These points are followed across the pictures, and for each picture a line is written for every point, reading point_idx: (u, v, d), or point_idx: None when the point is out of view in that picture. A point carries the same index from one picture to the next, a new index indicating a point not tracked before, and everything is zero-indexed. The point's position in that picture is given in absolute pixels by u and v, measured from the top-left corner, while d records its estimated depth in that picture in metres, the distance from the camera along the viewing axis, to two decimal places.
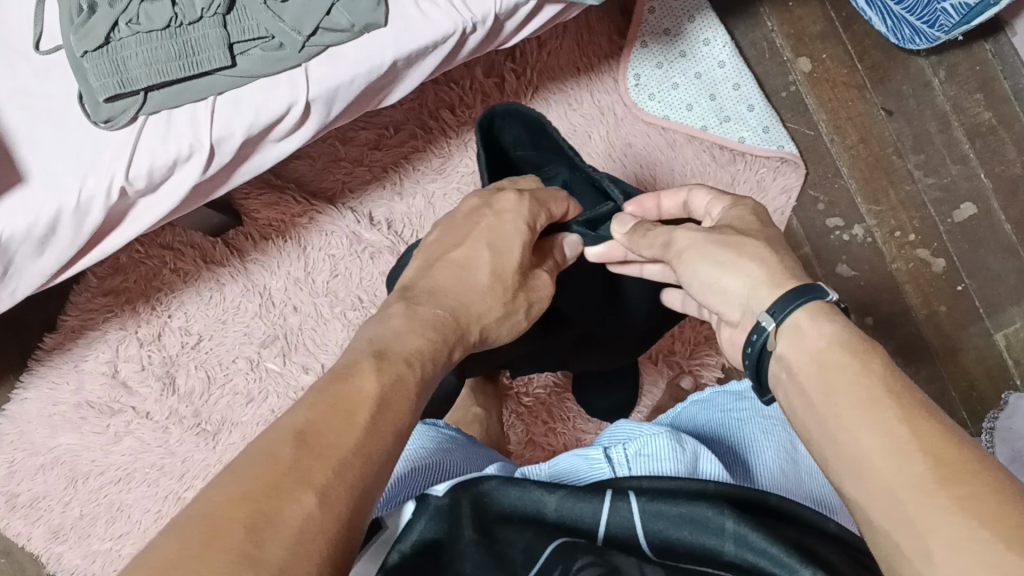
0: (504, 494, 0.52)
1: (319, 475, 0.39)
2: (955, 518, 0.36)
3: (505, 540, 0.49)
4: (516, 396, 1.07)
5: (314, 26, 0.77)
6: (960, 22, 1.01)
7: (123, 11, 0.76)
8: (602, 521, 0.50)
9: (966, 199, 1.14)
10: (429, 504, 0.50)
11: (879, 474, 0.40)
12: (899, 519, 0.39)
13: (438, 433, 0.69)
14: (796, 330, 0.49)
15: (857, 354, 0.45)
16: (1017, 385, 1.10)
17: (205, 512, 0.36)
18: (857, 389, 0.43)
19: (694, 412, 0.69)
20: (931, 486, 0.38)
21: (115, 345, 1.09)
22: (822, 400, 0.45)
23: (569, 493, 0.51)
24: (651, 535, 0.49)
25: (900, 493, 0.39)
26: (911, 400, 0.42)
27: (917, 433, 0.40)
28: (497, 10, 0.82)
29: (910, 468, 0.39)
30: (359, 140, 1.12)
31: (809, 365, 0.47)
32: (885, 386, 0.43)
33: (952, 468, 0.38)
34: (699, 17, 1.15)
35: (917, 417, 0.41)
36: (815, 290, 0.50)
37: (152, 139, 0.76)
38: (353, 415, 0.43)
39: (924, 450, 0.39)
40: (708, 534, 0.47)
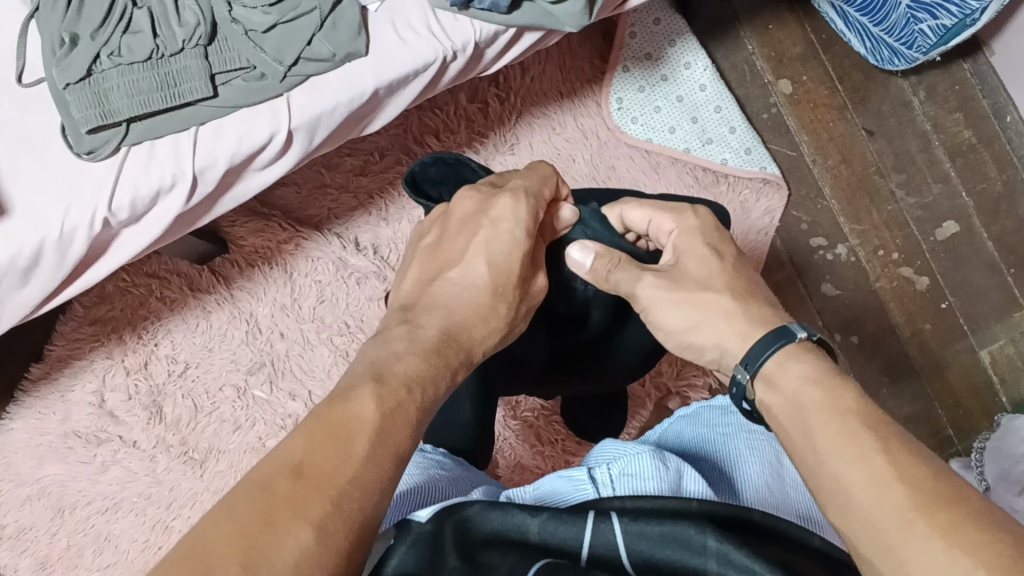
0: (486, 520, 0.50)
1: (315, 508, 0.38)
2: (938, 544, 0.39)
3: (489, 564, 0.47)
4: (503, 419, 1.07)
5: (295, 56, 0.78)
6: (937, 42, 1.03)
7: (104, 44, 0.77)
8: (585, 541, 0.48)
9: (948, 217, 1.14)
10: (413, 530, 0.49)
11: (856, 505, 0.43)
12: (880, 545, 0.41)
13: (425, 459, 0.69)
14: (768, 374, 0.52)
15: (829, 392, 0.48)
16: (1002, 402, 1.11)
17: (195, 549, 0.35)
18: (831, 424, 0.46)
19: (680, 427, 0.69)
20: (911, 514, 0.41)
21: (101, 374, 1.09)
22: (801, 436, 0.48)
23: (552, 515, 0.49)
24: (633, 555, 0.47)
25: (880, 521, 0.42)
26: (885, 433, 0.45)
27: (897, 466, 0.43)
28: (477, 37, 0.84)
29: (887, 499, 0.42)
30: (344, 167, 1.13)
31: (784, 406, 0.50)
32: (861, 422, 0.46)
33: (930, 498, 0.41)
34: (680, 41, 1.17)
35: (897, 450, 0.43)
36: (786, 330, 0.54)
37: (135, 170, 0.76)
38: (351, 444, 0.42)
39: (901, 480, 0.42)
40: (687, 551, 0.45)
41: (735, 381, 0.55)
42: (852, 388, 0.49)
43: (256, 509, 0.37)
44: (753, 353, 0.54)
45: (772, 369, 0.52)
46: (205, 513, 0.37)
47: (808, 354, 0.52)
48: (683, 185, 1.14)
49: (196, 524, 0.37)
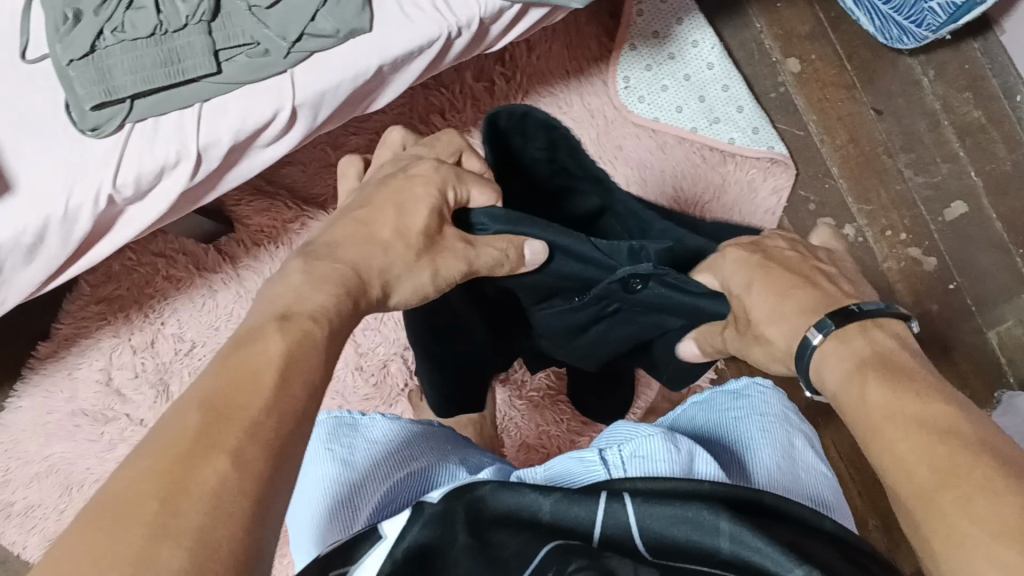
0: (499, 499, 0.48)
1: (228, 443, 0.37)
2: (963, 509, 0.39)
3: (499, 545, 0.45)
4: (508, 396, 1.08)
5: (299, 32, 0.77)
6: (946, 20, 1.01)
7: (108, 19, 0.76)
8: (597, 523, 0.46)
9: (957, 197, 1.13)
10: (423, 509, 0.46)
11: (897, 492, 0.44)
12: (914, 523, 0.42)
13: (432, 435, 0.65)
14: (819, 371, 0.53)
15: (859, 387, 0.49)
16: (1008, 382, 1.09)
17: (113, 495, 0.34)
18: (879, 409, 0.47)
19: (694, 413, 0.66)
20: (935, 493, 0.41)
21: (108, 353, 1.09)
22: (855, 424, 0.48)
23: (565, 495, 0.47)
24: (644, 535, 0.45)
25: (913, 497, 0.42)
26: (930, 409, 0.45)
27: (930, 439, 0.43)
28: (481, 14, 0.83)
29: (921, 472, 0.42)
30: (350, 146, 1.12)
31: (839, 394, 0.50)
32: (889, 408, 0.46)
33: (958, 467, 0.41)
34: (687, 18, 1.16)
35: (925, 428, 0.44)
36: (818, 324, 0.53)
37: (139, 147, 0.76)
38: (252, 395, 0.40)
39: (935, 450, 0.42)
40: (701, 532, 0.44)
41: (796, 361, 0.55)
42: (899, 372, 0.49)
43: (178, 454, 0.35)
44: (801, 347, 0.54)
45: (829, 355, 0.52)
46: (118, 467, 0.36)
47: (850, 345, 0.52)
48: (692, 165, 1.13)
49: (108, 480, 0.35)
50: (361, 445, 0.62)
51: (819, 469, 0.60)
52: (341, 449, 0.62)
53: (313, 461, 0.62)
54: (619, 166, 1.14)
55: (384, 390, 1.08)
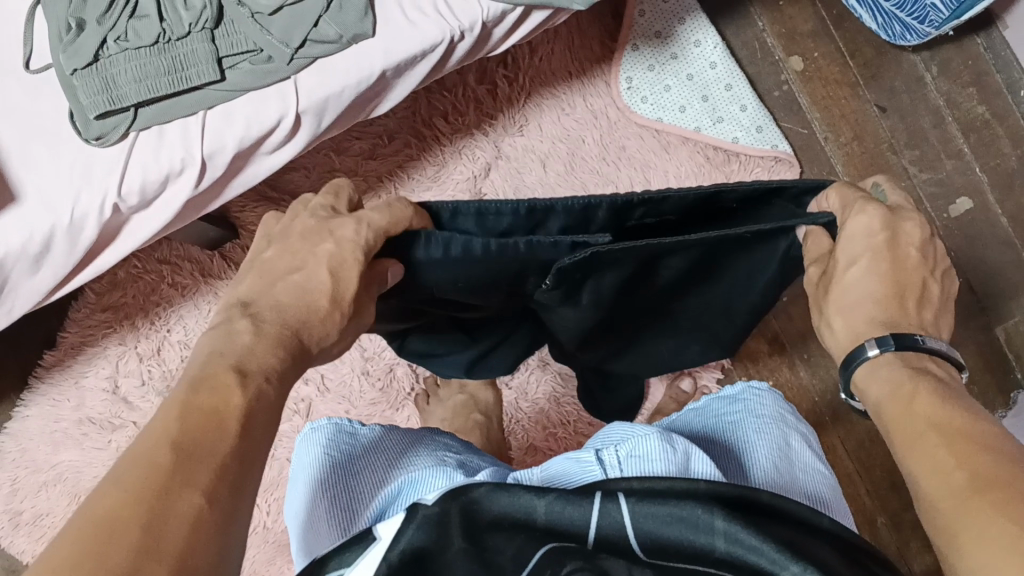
0: (495, 500, 0.46)
1: (200, 477, 0.37)
2: (987, 517, 0.39)
3: (494, 548, 0.44)
4: (514, 401, 1.08)
5: (302, 38, 0.77)
6: (949, 17, 1.01)
7: (111, 28, 0.76)
8: (592, 524, 0.44)
9: (962, 194, 1.13)
10: (417, 510, 0.44)
11: (925, 497, 0.44)
12: (938, 526, 0.42)
13: (434, 442, 0.61)
14: (864, 383, 0.52)
15: (906, 400, 0.48)
16: (1018, 379, 1.08)
17: (97, 515, 0.34)
18: (919, 414, 0.47)
19: (689, 419, 0.64)
20: (964, 498, 0.41)
21: (114, 361, 1.09)
22: (895, 429, 0.48)
23: (560, 496, 0.45)
24: (640, 535, 0.43)
25: (941, 506, 0.42)
26: (967, 422, 0.45)
27: (963, 453, 0.43)
28: (485, 18, 0.82)
29: (953, 481, 0.42)
30: (354, 150, 1.13)
31: (883, 395, 0.50)
32: (931, 420, 0.46)
33: (988, 478, 0.41)
34: (689, 20, 1.15)
35: (960, 440, 0.44)
36: (878, 337, 0.51)
37: (143, 154, 0.76)
38: (220, 428, 0.40)
39: (969, 464, 0.42)
40: (696, 531, 0.42)
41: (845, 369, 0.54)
42: (941, 387, 0.48)
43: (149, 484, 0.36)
44: (851, 355, 0.53)
45: (877, 373, 0.51)
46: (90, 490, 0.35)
47: (906, 364, 0.50)
48: (694, 166, 1.14)
49: (80, 504, 0.35)
50: (367, 446, 0.57)
51: (816, 468, 0.58)
52: (338, 454, 0.56)
53: (310, 460, 0.56)
54: (623, 166, 1.13)
55: (391, 394, 1.08)
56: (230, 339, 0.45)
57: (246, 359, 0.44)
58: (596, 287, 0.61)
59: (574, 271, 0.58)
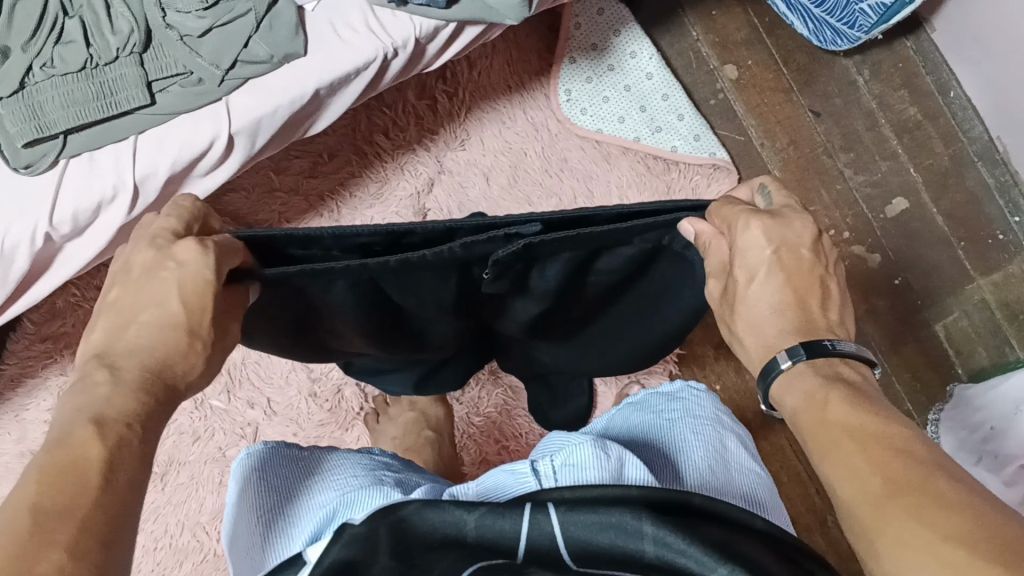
0: (424, 519, 0.45)
1: (63, 531, 0.36)
2: (908, 524, 0.40)
3: (425, 565, 0.44)
4: (466, 415, 1.07)
5: (232, 60, 0.77)
6: (877, 21, 1.02)
7: (37, 55, 0.75)
8: (523, 536, 0.44)
9: (897, 194, 1.15)
10: (345, 531, 0.44)
11: (845, 505, 0.44)
12: (859, 529, 0.43)
13: (372, 460, 0.60)
14: (778, 394, 0.52)
15: (820, 409, 0.48)
16: (959, 375, 1.10)
17: None
18: (829, 419, 0.47)
19: (627, 415, 0.65)
20: (885, 508, 0.42)
21: (56, 392, 1.07)
22: (806, 433, 0.49)
23: (490, 509, 0.45)
24: (571, 544, 0.44)
25: (859, 510, 0.43)
26: (877, 423, 0.46)
27: (877, 457, 0.44)
28: (418, 34, 0.83)
29: (870, 485, 0.43)
30: (293, 169, 1.11)
31: (795, 402, 0.50)
32: (845, 425, 0.46)
33: (904, 483, 0.42)
34: (624, 31, 1.17)
35: (873, 447, 0.44)
36: (789, 348, 0.51)
37: (74, 182, 0.75)
38: (88, 470, 0.38)
39: (882, 468, 0.43)
40: (627, 537, 0.43)
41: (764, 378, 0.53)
42: (851, 390, 0.48)
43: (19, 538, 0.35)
44: (766, 367, 0.52)
45: (786, 385, 0.51)
46: None
47: (818, 374, 0.50)
48: (635, 175, 1.14)
49: None
50: (304, 470, 0.57)
51: (752, 469, 0.59)
52: (272, 476, 0.55)
53: (242, 483, 0.55)
54: (565, 178, 1.14)
55: (339, 414, 1.07)
56: (89, 386, 0.43)
57: (117, 397, 0.42)
58: (540, 275, 0.61)
59: (512, 262, 0.57)
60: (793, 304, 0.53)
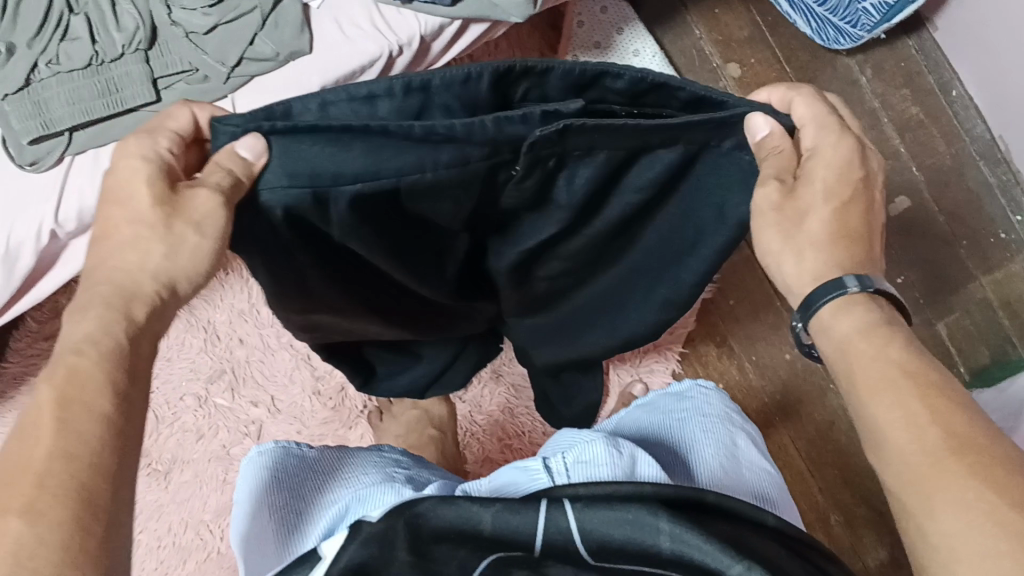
0: (440, 514, 0.45)
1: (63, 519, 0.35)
2: (965, 481, 0.40)
3: (441, 559, 0.43)
4: (469, 415, 1.07)
5: (238, 57, 0.77)
6: (880, 20, 1.03)
7: (42, 52, 0.75)
8: (539, 532, 0.44)
9: (900, 192, 1.15)
10: (361, 529, 0.44)
11: (893, 449, 0.43)
12: (906, 480, 0.42)
13: (381, 457, 0.61)
14: (823, 322, 0.49)
15: (873, 348, 0.46)
16: (962, 374, 1.10)
17: None
18: (872, 365, 0.46)
19: (636, 415, 0.65)
20: (945, 458, 0.41)
21: None
22: (845, 379, 0.47)
23: (506, 505, 0.44)
24: (586, 540, 0.44)
25: (909, 458, 0.42)
26: (924, 373, 0.44)
27: (927, 406, 0.43)
28: (422, 32, 0.83)
29: (923, 435, 0.42)
30: None
31: (834, 349, 0.48)
32: (901, 369, 0.45)
33: (960, 438, 0.41)
34: (628, 28, 1.18)
35: (934, 394, 0.43)
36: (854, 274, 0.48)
37: (79, 179, 0.75)
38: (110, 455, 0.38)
39: (935, 420, 0.42)
40: (645, 534, 0.43)
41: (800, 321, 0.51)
42: (900, 336, 0.47)
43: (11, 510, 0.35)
44: (810, 297, 0.49)
45: (828, 319, 0.49)
46: None
47: (868, 309, 0.48)
48: None
49: None
50: (315, 469, 0.57)
51: (761, 466, 0.59)
52: (285, 475, 0.55)
53: (256, 484, 0.55)
54: None
55: (343, 412, 1.07)
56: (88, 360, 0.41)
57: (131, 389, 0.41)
58: (568, 180, 0.49)
59: (548, 149, 0.45)
60: (841, 240, 0.49)
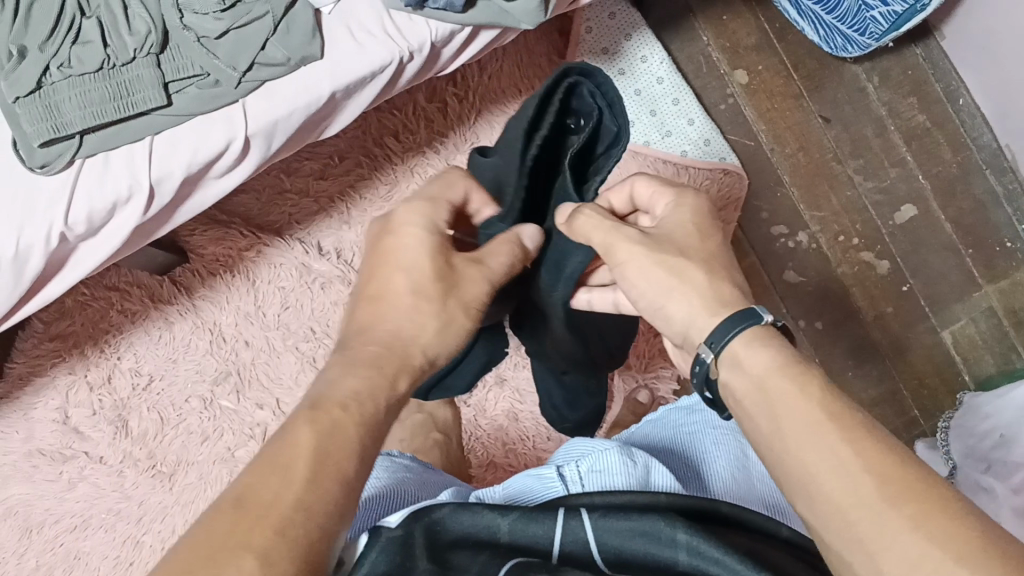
0: (457, 520, 0.46)
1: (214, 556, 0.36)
2: (908, 537, 0.37)
3: (460, 565, 0.43)
4: (473, 419, 1.08)
5: (249, 62, 0.77)
6: (889, 29, 1.04)
7: (54, 55, 0.75)
8: (556, 541, 0.44)
9: (905, 201, 1.15)
10: (380, 534, 0.44)
11: (824, 495, 0.40)
12: (846, 534, 0.39)
13: (393, 463, 0.62)
14: (735, 355, 0.48)
15: (794, 390, 0.44)
16: (965, 381, 1.11)
17: None
18: (799, 409, 0.43)
19: (647, 429, 0.65)
20: (884, 508, 0.38)
21: (64, 391, 1.07)
22: (767, 424, 0.44)
23: (523, 513, 0.45)
24: (603, 549, 0.44)
25: (849, 512, 0.39)
26: (850, 420, 0.42)
27: (860, 453, 0.40)
28: (433, 38, 0.83)
29: (860, 488, 0.39)
30: (304, 171, 1.11)
31: (753, 391, 0.45)
32: (824, 411, 0.42)
33: (898, 483, 0.39)
34: (635, 35, 1.17)
35: (862, 437, 0.41)
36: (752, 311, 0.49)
37: (89, 182, 0.75)
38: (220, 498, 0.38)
39: (869, 468, 0.39)
40: (657, 544, 0.43)
41: (698, 359, 0.50)
42: (817, 376, 0.45)
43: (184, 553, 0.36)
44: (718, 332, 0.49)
45: (740, 351, 0.47)
46: None
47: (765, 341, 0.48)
48: None
49: None
50: None
51: None
52: None
53: None
54: None
55: None
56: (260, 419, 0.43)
57: None
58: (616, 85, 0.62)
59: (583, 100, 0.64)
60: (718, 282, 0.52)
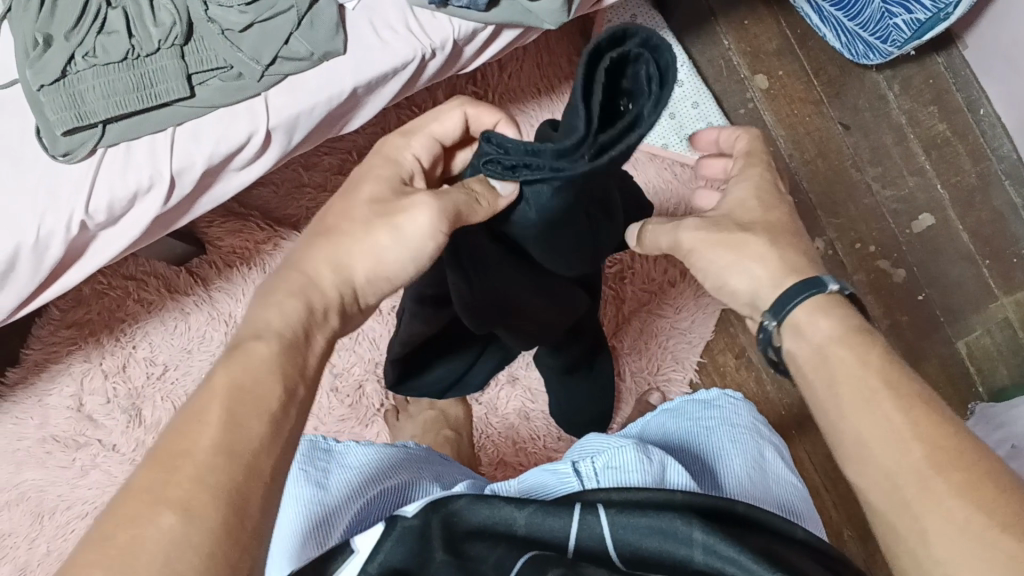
0: (474, 512, 0.46)
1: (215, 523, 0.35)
2: (956, 505, 0.38)
3: (478, 557, 0.43)
4: (484, 417, 1.08)
5: (272, 55, 0.77)
6: (912, 36, 1.04)
7: (79, 45, 0.76)
8: (572, 537, 0.44)
9: (924, 210, 1.15)
10: (397, 523, 0.44)
11: (878, 462, 0.42)
12: (896, 502, 0.40)
13: (405, 452, 0.62)
14: (799, 325, 0.49)
15: (856, 354, 0.45)
16: (979, 393, 1.10)
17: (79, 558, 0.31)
18: (856, 376, 0.44)
19: (661, 421, 0.64)
20: (931, 472, 0.39)
21: (79, 378, 1.07)
22: (823, 389, 0.46)
23: (540, 508, 0.46)
24: (618, 546, 0.44)
25: (899, 480, 0.40)
26: (910, 390, 0.43)
27: (917, 423, 0.41)
28: (456, 36, 0.84)
29: (911, 456, 0.40)
30: (323, 165, 1.12)
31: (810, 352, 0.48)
32: (883, 378, 0.44)
33: (949, 454, 0.40)
34: None
35: (919, 406, 0.42)
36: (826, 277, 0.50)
37: (111, 172, 0.75)
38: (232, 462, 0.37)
39: (923, 438, 0.41)
40: (675, 542, 0.43)
41: (762, 328, 0.52)
42: (878, 341, 0.47)
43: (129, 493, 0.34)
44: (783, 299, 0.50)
45: (801, 320, 0.49)
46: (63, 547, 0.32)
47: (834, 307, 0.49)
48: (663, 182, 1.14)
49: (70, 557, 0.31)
50: (342, 463, 0.58)
51: (787, 479, 0.59)
52: (313, 470, 0.57)
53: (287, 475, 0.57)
54: None
55: (360, 410, 1.07)
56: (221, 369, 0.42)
57: None
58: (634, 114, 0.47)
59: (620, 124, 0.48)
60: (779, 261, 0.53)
